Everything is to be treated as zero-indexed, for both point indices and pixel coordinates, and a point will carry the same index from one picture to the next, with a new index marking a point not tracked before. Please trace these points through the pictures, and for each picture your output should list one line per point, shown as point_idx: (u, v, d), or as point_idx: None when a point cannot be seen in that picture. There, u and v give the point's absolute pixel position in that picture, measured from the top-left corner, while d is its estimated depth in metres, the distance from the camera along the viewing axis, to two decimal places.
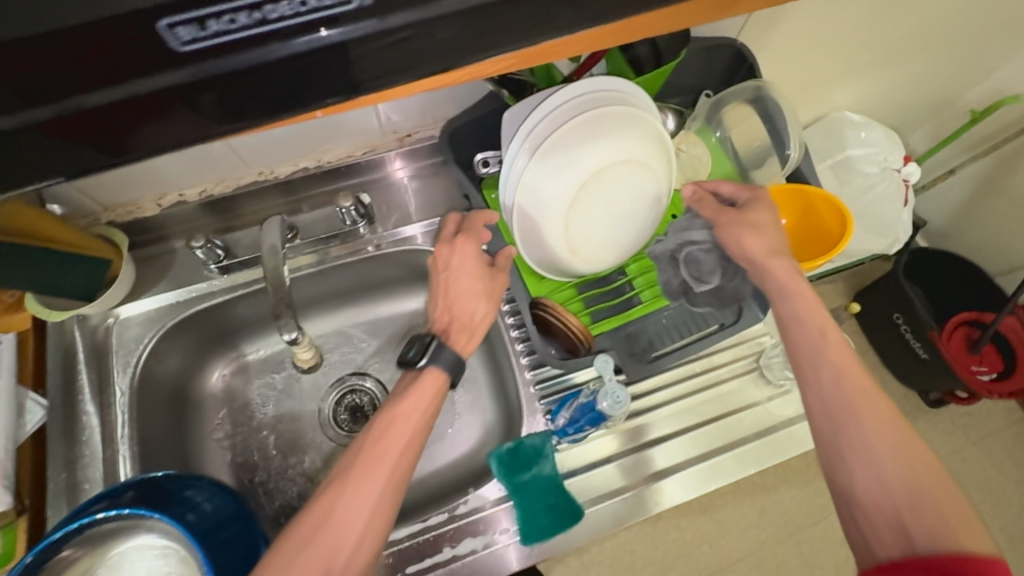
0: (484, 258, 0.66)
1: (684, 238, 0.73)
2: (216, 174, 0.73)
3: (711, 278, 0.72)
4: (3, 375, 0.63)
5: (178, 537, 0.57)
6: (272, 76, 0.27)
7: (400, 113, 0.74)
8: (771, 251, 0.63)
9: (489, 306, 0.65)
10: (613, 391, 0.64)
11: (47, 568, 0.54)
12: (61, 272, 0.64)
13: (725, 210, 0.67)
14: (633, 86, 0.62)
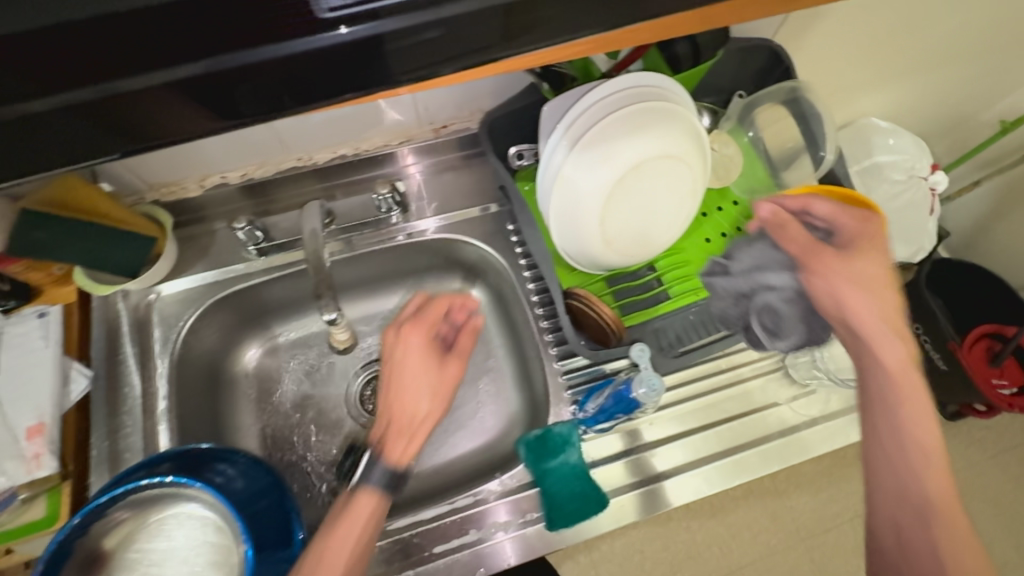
0: (433, 356, 0.69)
1: (759, 281, 0.66)
2: (258, 158, 0.75)
3: (791, 322, 0.66)
4: (49, 347, 0.67)
5: (219, 507, 0.59)
6: (315, 62, 0.32)
7: (439, 104, 0.76)
8: (880, 316, 0.60)
9: (432, 404, 0.67)
10: (649, 378, 0.66)
11: (96, 528, 0.57)
12: (104, 245, 0.66)
13: (825, 254, 0.63)
14: (672, 81, 0.62)
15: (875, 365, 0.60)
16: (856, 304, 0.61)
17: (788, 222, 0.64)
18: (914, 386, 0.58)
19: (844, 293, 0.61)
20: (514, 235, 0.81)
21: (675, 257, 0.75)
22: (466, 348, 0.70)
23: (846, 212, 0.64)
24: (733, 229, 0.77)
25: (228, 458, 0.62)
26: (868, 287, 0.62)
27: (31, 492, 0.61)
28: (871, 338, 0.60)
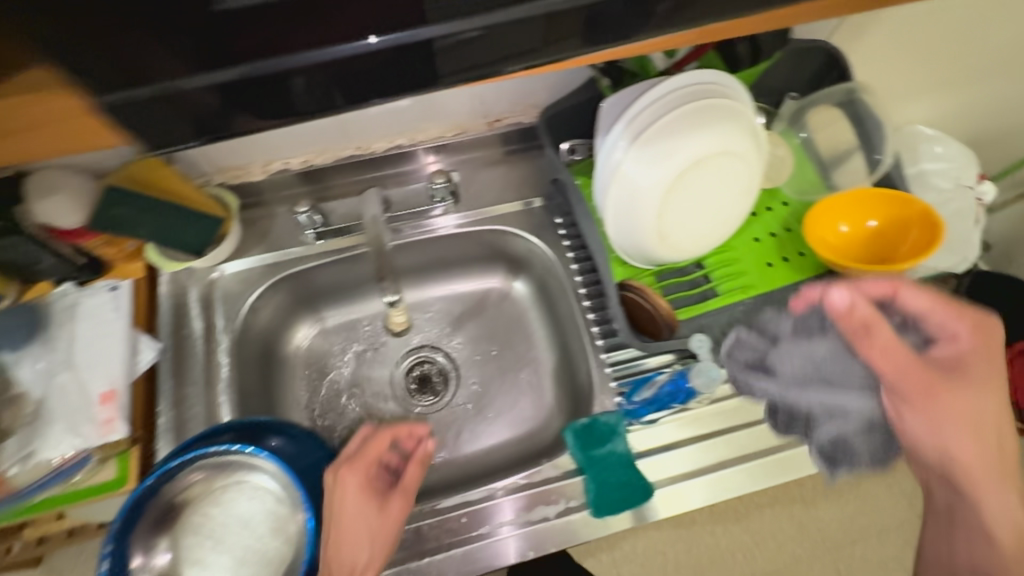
0: (376, 498, 0.58)
1: (830, 406, 0.65)
2: (320, 145, 0.78)
3: (866, 447, 0.64)
4: (121, 318, 0.70)
5: (282, 475, 0.61)
6: (366, 66, 0.36)
7: (495, 97, 0.78)
8: (978, 458, 0.54)
9: (377, 552, 0.56)
10: (709, 368, 0.69)
11: (165, 488, 0.60)
12: (179, 222, 0.71)
13: (931, 394, 0.55)
14: (733, 81, 0.64)
15: (975, 514, 0.54)
16: (966, 449, 0.54)
17: (878, 326, 0.56)
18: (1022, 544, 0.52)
19: (949, 436, 0.54)
20: (562, 228, 0.82)
21: (725, 254, 0.75)
22: (412, 482, 0.61)
23: (947, 315, 0.57)
24: (783, 228, 0.77)
25: (289, 433, 0.64)
26: (983, 429, 0.54)
27: (103, 455, 0.64)
28: (973, 485, 0.54)
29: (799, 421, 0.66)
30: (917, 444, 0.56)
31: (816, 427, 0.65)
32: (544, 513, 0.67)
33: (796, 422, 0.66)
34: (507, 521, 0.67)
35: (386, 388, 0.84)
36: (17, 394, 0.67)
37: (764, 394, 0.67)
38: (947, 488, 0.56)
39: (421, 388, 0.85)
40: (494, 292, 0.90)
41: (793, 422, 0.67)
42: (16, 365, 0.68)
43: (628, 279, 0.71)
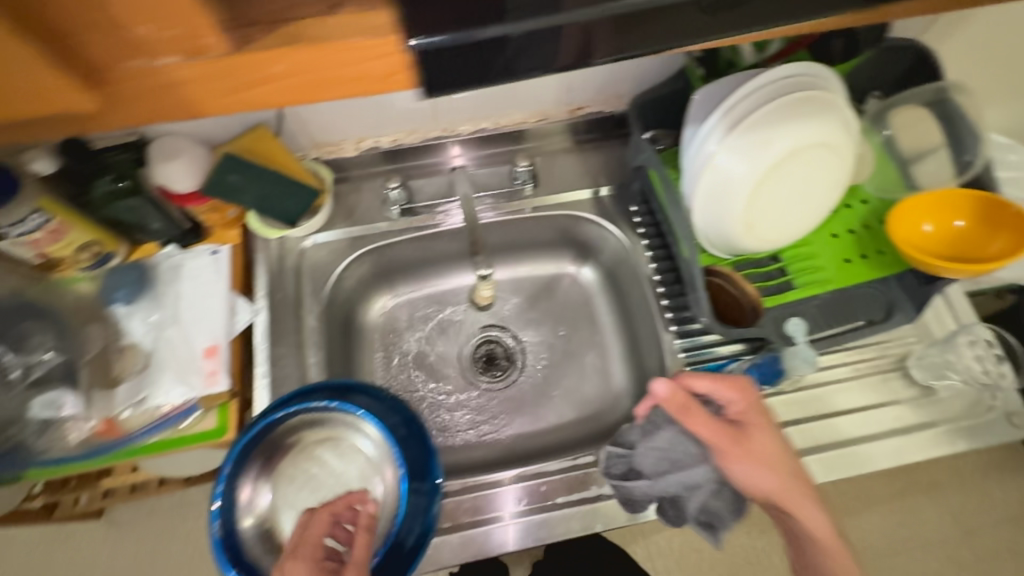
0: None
1: (683, 484, 0.65)
2: (410, 126, 0.81)
3: (721, 507, 0.65)
4: (222, 282, 0.75)
5: (375, 432, 0.67)
6: (442, 64, 0.31)
7: (582, 85, 0.80)
8: (798, 476, 0.59)
9: None
10: (805, 352, 0.71)
11: (272, 437, 0.66)
12: (283, 194, 0.74)
13: (740, 442, 0.59)
14: (830, 74, 0.65)
15: (806, 535, 0.58)
16: (771, 488, 0.58)
17: (691, 408, 0.59)
18: (837, 542, 0.58)
19: (757, 482, 0.59)
20: (638, 216, 0.84)
21: (802, 249, 0.76)
22: (363, 557, 0.52)
23: (727, 387, 0.61)
24: (861, 226, 0.77)
25: (375, 396, 0.67)
26: (778, 468, 0.59)
27: (207, 405, 0.69)
28: (798, 511, 0.58)
29: (671, 507, 0.67)
30: (750, 488, 0.59)
31: (684, 504, 0.66)
32: (544, 503, 0.71)
33: (667, 506, 0.67)
34: (512, 510, 0.71)
35: (456, 362, 0.88)
36: (130, 344, 0.72)
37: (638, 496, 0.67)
38: (781, 518, 0.60)
39: (489, 365, 0.88)
40: (562, 276, 0.92)
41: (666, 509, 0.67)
42: (128, 318, 0.73)
43: (714, 265, 0.72)
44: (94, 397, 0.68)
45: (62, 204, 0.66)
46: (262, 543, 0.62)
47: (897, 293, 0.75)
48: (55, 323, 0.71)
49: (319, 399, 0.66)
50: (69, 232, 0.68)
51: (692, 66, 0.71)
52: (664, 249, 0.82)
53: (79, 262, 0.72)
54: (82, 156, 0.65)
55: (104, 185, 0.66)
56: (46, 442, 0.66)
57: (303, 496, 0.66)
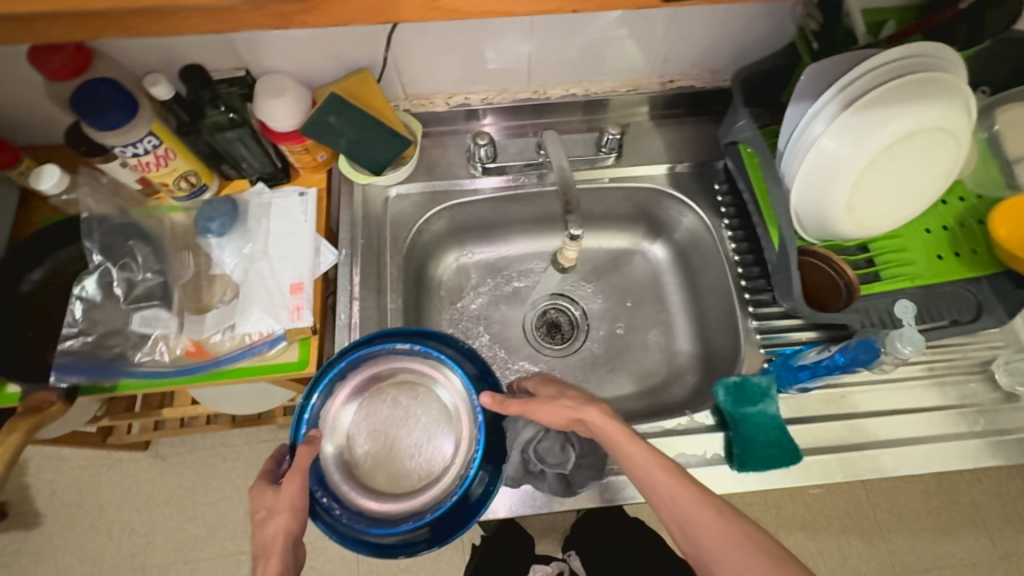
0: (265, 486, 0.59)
1: (521, 446, 0.67)
2: (502, 84, 0.81)
3: (564, 448, 0.67)
4: (308, 224, 0.76)
5: (452, 380, 0.68)
6: None
7: (680, 56, 0.79)
8: (585, 399, 0.63)
9: (290, 517, 0.56)
10: (909, 335, 0.62)
11: (352, 372, 0.67)
12: (373, 140, 0.74)
13: (528, 402, 0.63)
14: (955, 56, 0.62)
15: (597, 430, 0.61)
16: (560, 408, 0.62)
17: (504, 401, 0.63)
18: (611, 421, 0.60)
19: (548, 412, 0.63)
20: (720, 195, 0.83)
21: (892, 241, 0.74)
22: (304, 462, 0.58)
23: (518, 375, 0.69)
24: (957, 223, 0.74)
25: (454, 345, 0.69)
26: (557, 395, 0.64)
27: (291, 338, 0.71)
28: (583, 418, 0.62)
29: (532, 473, 0.66)
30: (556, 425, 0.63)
31: (529, 463, 0.66)
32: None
33: (538, 472, 0.67)
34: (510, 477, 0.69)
35: (520, 325, 0.89)
36: (220, 274, 0.75)
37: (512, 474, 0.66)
38: (587, 428, 0.63)
39: (551, 331, 0.89)
40: (633, 251, 0.92)
41: (533, 476, 0.66)
42: (219, 249, 0.75)
43: (808, 247, 0.71)
44: (186, 321, 0.71)
45: (168, 131, 0.68)
46: (341, 471, 0.65)
47: (987, 294, 0.72)
48: (153, 245, 0.73)
49: (401, 342, 0.68)
50: (174, 159, 0.70)
51: (806, 43, 0.70)
52: (744, 230, 0.81)
53: (177, 191, 0.74)
54: (200, 85, 0.66)
55: (213, 115, 0.69)
56: (141, 356, 0.69)
57: (378, 435, 0.67)
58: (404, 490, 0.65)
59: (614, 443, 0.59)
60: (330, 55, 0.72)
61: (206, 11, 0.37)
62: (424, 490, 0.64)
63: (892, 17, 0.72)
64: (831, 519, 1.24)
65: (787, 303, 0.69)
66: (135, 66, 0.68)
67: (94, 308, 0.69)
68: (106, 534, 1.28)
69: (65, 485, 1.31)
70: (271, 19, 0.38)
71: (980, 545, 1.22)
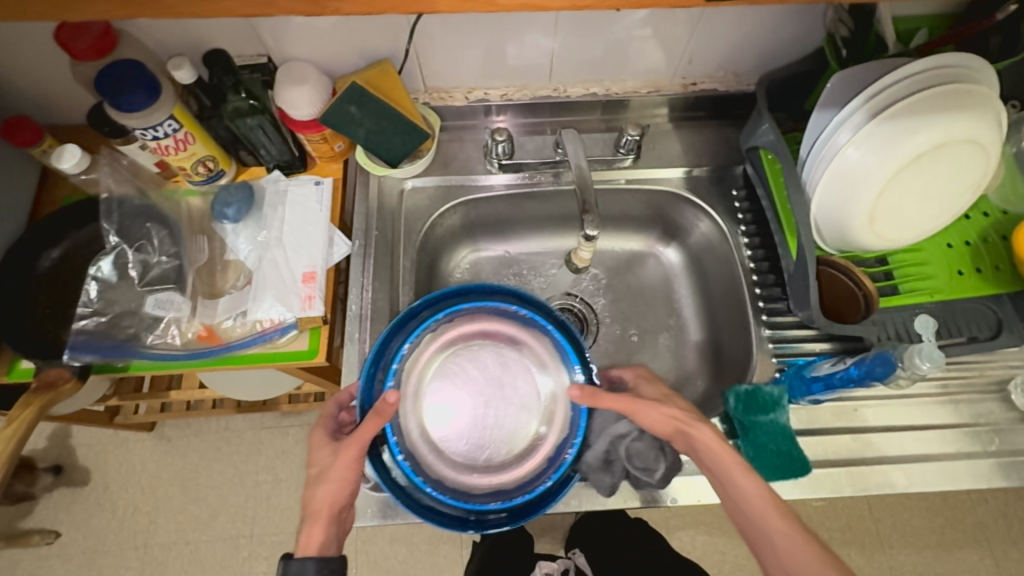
0: (324, 446, 0.63)
1: (612, 436, 0.66)
2: (523, 81, 0.81)
3: (655, 455, 0.66)
4: (322, 214, 0.76)
5: (554, 356, 0.67)
6: None
7: (704, 59, 0.78)
8: (695, 414, 0.63)
9: (343, 482, 0.60)
10: (929, 350, 0.60)
11: (441, 327, 0.67)
12: (391, 132, 0.74)
13: (628, 397, 0.64)
14: (988, 68, 0.61)
15: (704, 450, 0.61)
16: (669, 416, 0.63)
17: (599, 395, 0.62)
18: (727, 449, 0.60)
19: (656, 419, 0.63)
20: (738, 201, 0.82)
21: (912, 254, 0.73)
22: (364, 437, 0.58)
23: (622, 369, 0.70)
24: (980, 239, 0.73)
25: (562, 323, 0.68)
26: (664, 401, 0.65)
27: (302, 327, 0.71)
28: (688, 434, 0.62)
29: (609, 466, 0.65)
30: (656, 430, 0.63)
31: (610, 455, 0.66)
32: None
33: (615, 467, 0.65)
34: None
35: None
36: (235, 260, 0.75)
37: (588, 459, 0.65)
38: (688, 445, 0.62)
39: None
40: (646, 254, 0.91)
41: (608, 468, 0.65)
42: (234, 235, 0.75)
43: (827, 257, 0.70)
44: (198, 305, 0.71)
45: (189, 116, 0.69)
46: (420, 429, 0.64)
47: (1008, 312, 0.71)
48: (170, 228, 0.74)
49: (503, 304, 0.68)
50: (193, 143, 0.70)
51: (835, 50, 0.69)
52: (761, 237, 0.80)
53: (195, 175, 0.74)
54: (223, 70, 0.66)
55: (234, 101, 0.69)
56: (153, 338, 0.69)
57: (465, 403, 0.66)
58: (484, 463, 0.64)
59: (729, 476, 0.59)
60: (353, 45, 0.71)
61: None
62: (508, 469, 0.64)
63: (925, 25, 0.71)
64: (833, 532, 1.22)
65: (804, 312, 0.68)
66: (159, 49, 0.68)
67: (110, 289, 0.70)
68: (109, 511, 1.29)
69: (70, 461, 1.32)
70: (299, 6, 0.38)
71: (983, 566, 1.20)
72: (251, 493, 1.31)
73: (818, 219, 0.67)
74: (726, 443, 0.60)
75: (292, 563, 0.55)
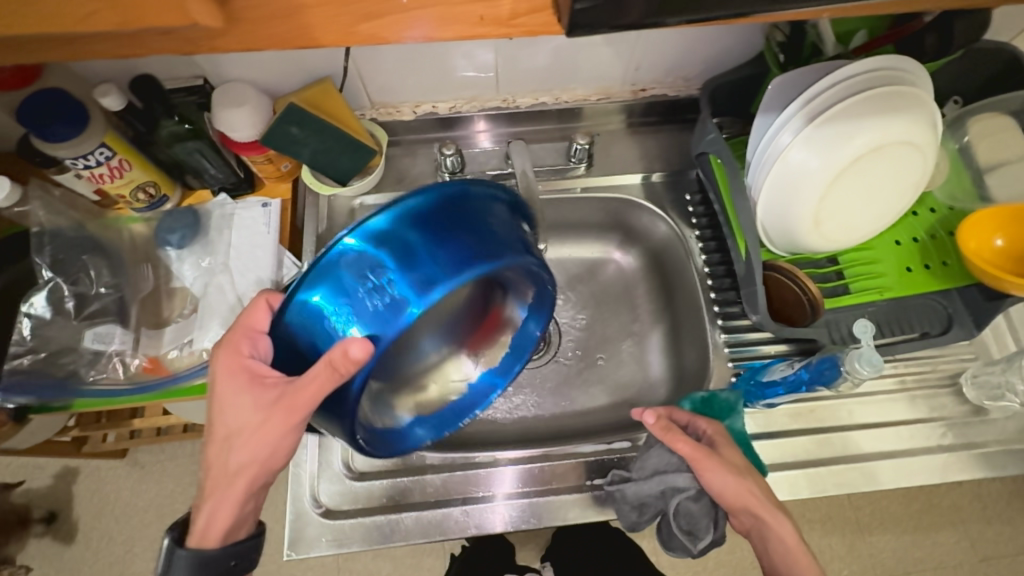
0: (249, 393, 0.53)
1: (668, 485, 0.64)
2: (471, 93, 0.80)
3: (707, 525, 0.65)
4: (269, 235, 0.75)
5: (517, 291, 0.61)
6: None
7: (651, 65, 0.78)
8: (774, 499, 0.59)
9: (262, 450, 0.54)
10: (868, 354, 0.61)
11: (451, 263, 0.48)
12: (336, 151, 0.73)
13: (702, 452, 0.59)
14: (919, 68, 0.61)
15: (775, 542, 0.58)
16: (745, 493, 0.58)
17: (676, 435, 0.59)
18: (803, 549, 0.57)
19: (729, 489, 0.59)
20: (692, 205, 0.82)
21: (862, 253, 0.73)
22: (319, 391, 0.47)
23: (697, 419, 0.64)
24: (927, 234, 0.74)
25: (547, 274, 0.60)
26: (743, 472, 0.60)
27: None
28: (753, 515, 0.59)
29: (645, 508, 0.66)
30: (722, 501, 0.59)
31: (650, 504, 0.65)
32: (538, 487, 0.69)
33: (649, 510, 0.66)
34: (506, 491, 0.69)
35: None
36: (181, 287, 0.73)
37: (625, 491, 0.66)
38: (758, 534, 0.59)
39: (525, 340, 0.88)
40: (606, 260, 0.91)
41: (641, 509, 0.66)
42: (179, 262, 0.73)
43: (775, 261, 0.70)
44: (142, 336, 0.70)
45: (124, 142, 0.66)
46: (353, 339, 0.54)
47: (958, 307, 0.72)
48: (110, 259, 0.72)
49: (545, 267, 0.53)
50: (129, 170, 0.68)
51: (773, 55, 0.70)
52: (715, 241, 0.80)
53: (135, 202, 0.72)
54: (151, 96, 0.65)
55: (168, 126, 0.67)
56: (95, 375, 0.67)
57: None
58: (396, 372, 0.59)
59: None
60: (289, 65, 0.70)
61: (108, 37, 0.37)
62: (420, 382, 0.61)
63: (864, 26, 0.68)
64: (814, 523, 1.23)
65: (754, 316, 0.69)
66: (88, 76, 0.67)
67: (44, 325, 0.67)
68: (83, 543, 1.26)
69: (41, 493, 1.29)
70: (188, 43, 0.37)
71: (959, 549, 1.22)
72: None
73: (764, 226, 0.67)
74: (804, 544, 0.58)
75: (185, 548, 0.54)
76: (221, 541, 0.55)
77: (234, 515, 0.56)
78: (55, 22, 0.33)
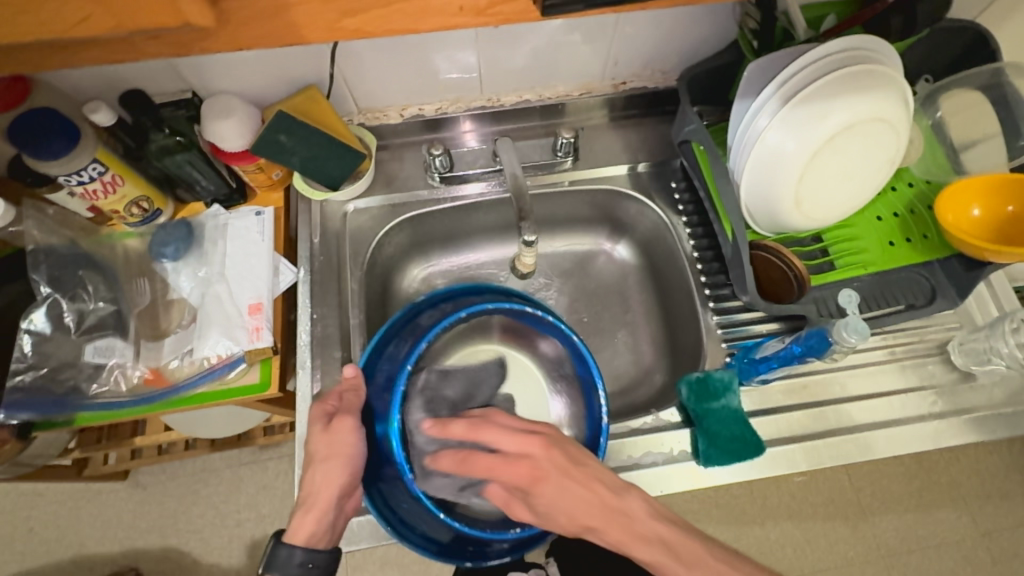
0: (316, 424, 0.62)
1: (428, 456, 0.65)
2: (455, 94, 0.81)
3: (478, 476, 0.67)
4: (263, 242, 0.76)
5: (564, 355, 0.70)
6: None
7: (629, 59, 0.80)
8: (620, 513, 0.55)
9: (340, 471, 0.60)
10: (854, 323, 0.63)
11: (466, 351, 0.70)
12: (326, 157, 0.74)
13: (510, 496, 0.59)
14: (887, 47, 0.63)
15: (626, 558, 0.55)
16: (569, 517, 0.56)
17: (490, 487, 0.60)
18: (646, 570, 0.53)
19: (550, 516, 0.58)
20: (678, 193, 0.84)
21: (845, 230, 0.75)
22: (355, 405, 0.63)
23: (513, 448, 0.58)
24: (906, 209, 0.76)
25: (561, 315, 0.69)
26: (556, 499, 0.56)
27: (252, 360, 0.71)
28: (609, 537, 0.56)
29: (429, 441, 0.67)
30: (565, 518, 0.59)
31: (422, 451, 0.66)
32: None
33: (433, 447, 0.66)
34: None
35: None
36: (178, 298, 0.75)
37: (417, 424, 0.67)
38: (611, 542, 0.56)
39: None
40: (596, 253, 0.92)
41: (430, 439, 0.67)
42: (175, 274, 0.74)
43: (762, 241, 0.73)
44: (142, 348, 0.71)
45: (115, 157, 0.67)
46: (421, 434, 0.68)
47: (939, 278, 0.73)
48: (105, 274, 0.72)
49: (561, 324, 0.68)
50: (123, 185, 0.69)
51: (746, 41, 0.72)
52: (703, 227, 0.81)
53: (130, 217, 0.73)
54: (141, 110, 0.65)
55: (158, 139, 0.68)
56: (96, 388, 0.68)
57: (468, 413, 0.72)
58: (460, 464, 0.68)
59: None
60: (276, 74, 0.71)
61: (103, 43, 0.38)
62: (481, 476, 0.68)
63: (832, 11, 0.71)
64: (816, 506, 1.24)
65: (745, 297, 0.70)
66: (75, 94, 0.68)
67: (44, 342, 0.67)
68: (88, 568, 1.25)
69: (44, 521, 1.28)
70: (173, 45, 0.39)
71: (961, 523, 1.23)
72: (232, 535, 1.27)
73: (746, 207, 0.69)
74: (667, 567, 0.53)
75: (281, 549, 0.58)
76: (315, 539, 0.59)
77: (322, 522, 0.60)
78: (55, 29, 0.35)
